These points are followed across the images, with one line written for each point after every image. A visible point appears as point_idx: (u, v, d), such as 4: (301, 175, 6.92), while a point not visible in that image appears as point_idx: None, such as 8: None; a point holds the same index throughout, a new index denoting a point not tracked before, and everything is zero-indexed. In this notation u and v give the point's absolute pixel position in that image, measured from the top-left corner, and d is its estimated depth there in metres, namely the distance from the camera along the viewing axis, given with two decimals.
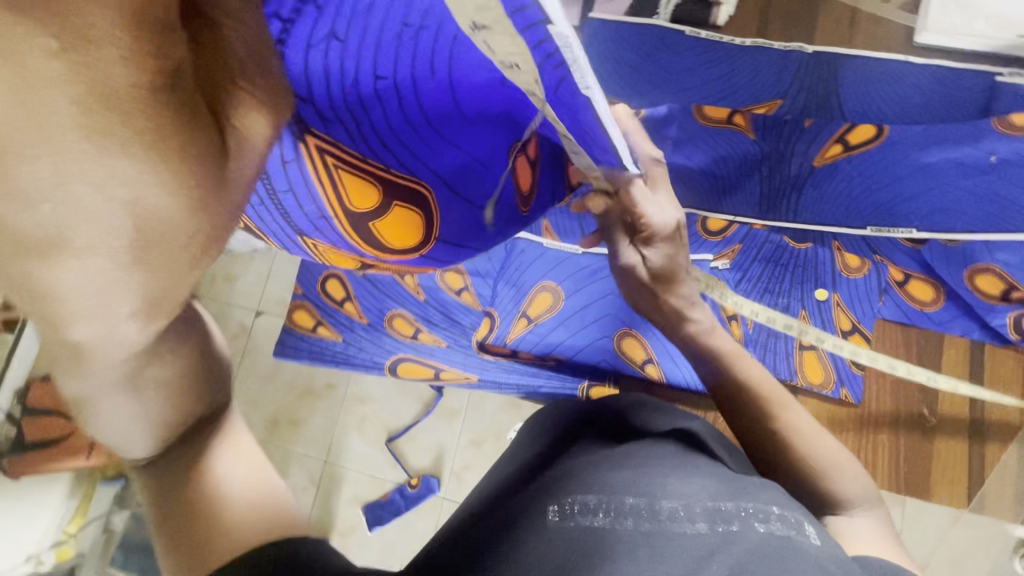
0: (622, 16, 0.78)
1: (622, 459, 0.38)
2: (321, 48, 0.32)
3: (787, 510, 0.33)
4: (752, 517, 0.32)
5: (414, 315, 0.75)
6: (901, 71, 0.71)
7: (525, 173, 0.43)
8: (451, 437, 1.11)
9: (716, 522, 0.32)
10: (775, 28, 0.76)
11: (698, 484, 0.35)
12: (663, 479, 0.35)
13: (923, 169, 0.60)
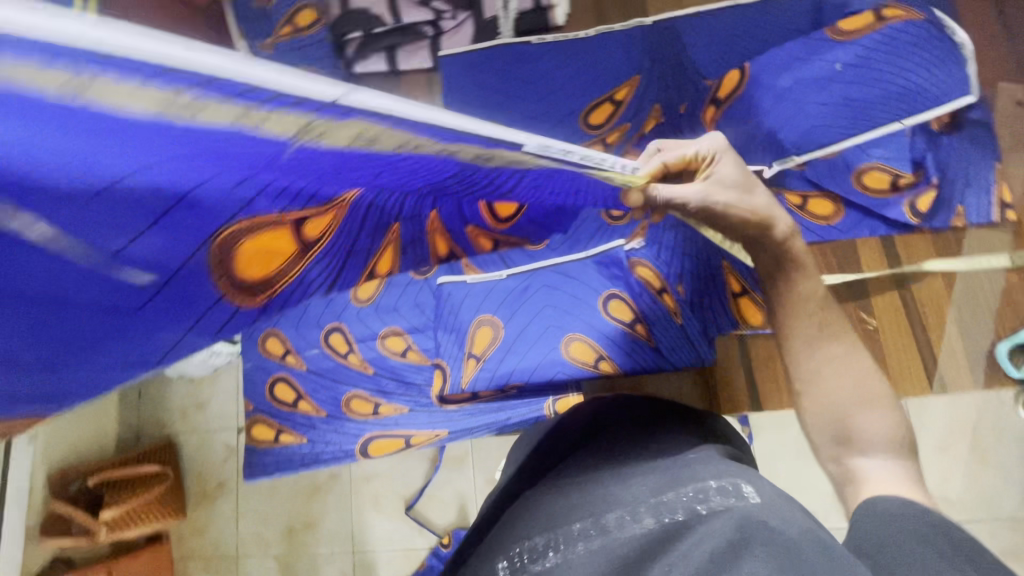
0: (470, 45, 0.80)
1: (578, 481, 0.41)
2: None
3: (727, 479, 0.34)
4: (694, 500, 0.33)
5: (370, 391, 0.75)
6: (741, 14, 0.75)
7: (312, 228, 0.37)
8: (468, 484, 1.09)
9: (662, 516, 0.34)
10: (611, 12, 0.80)
11: (642, 486, 0.37)
12: (612, 490, 0.38)
13: (780, 93, 0.68)
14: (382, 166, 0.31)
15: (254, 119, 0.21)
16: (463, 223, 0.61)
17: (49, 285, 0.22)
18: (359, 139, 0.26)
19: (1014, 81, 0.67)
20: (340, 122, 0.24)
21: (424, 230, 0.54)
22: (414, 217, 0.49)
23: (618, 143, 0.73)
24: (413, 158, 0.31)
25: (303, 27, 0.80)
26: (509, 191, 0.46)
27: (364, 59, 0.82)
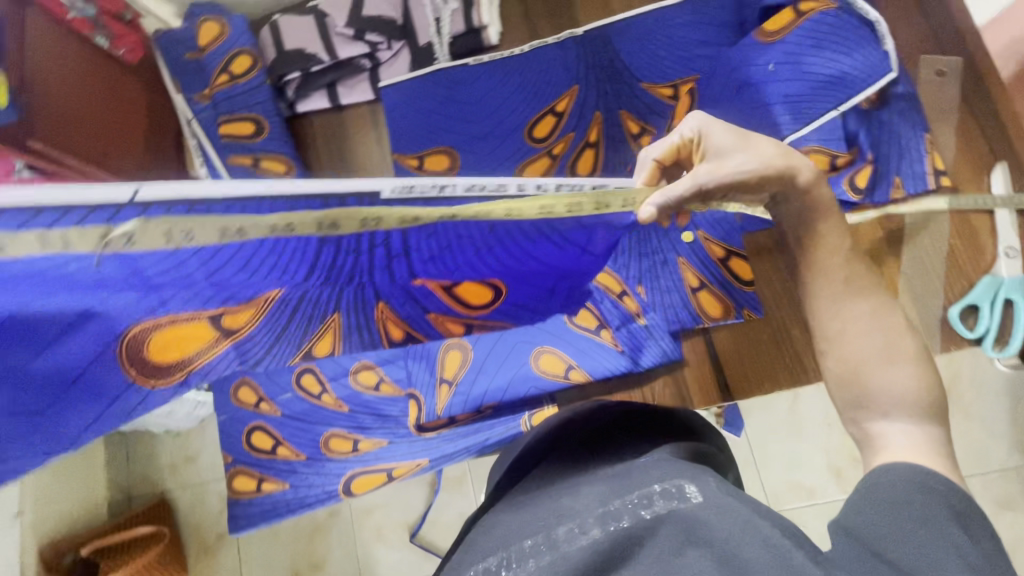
0: (409, 73, 0.81)
1: (534, 506, 0.40)
2: None
3: (669, 481, 0.34)
4: (639, 507, 0.33)
5: (348, 429, 0.74)
6: (666, 17, 0.77)
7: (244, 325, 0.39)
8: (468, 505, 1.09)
9: (608, 525, 0.33)
10: (542, 26, 0.81)
11: (591, 496, 0.37)
12: (562, 504, 0.37)
13: (720, 97, 0.73)
14: (258, 265, 0.30)
15: (60, 242, 0.23)
16: (427, 316, 0.50)
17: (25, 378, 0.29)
18: (177, 239, 0.25)
19: (933, 53, 0.70)
20: (152, 225, 0.24)
21: (369, 307, 0.44)
22: (360, 308, 0.43)
23: (563, 155, 0.76)
24: (284, 246, 0.29)
25: (238, 74, 0.78)
26: (464, 253, 0.39)
27: (305, 97, 0.82)
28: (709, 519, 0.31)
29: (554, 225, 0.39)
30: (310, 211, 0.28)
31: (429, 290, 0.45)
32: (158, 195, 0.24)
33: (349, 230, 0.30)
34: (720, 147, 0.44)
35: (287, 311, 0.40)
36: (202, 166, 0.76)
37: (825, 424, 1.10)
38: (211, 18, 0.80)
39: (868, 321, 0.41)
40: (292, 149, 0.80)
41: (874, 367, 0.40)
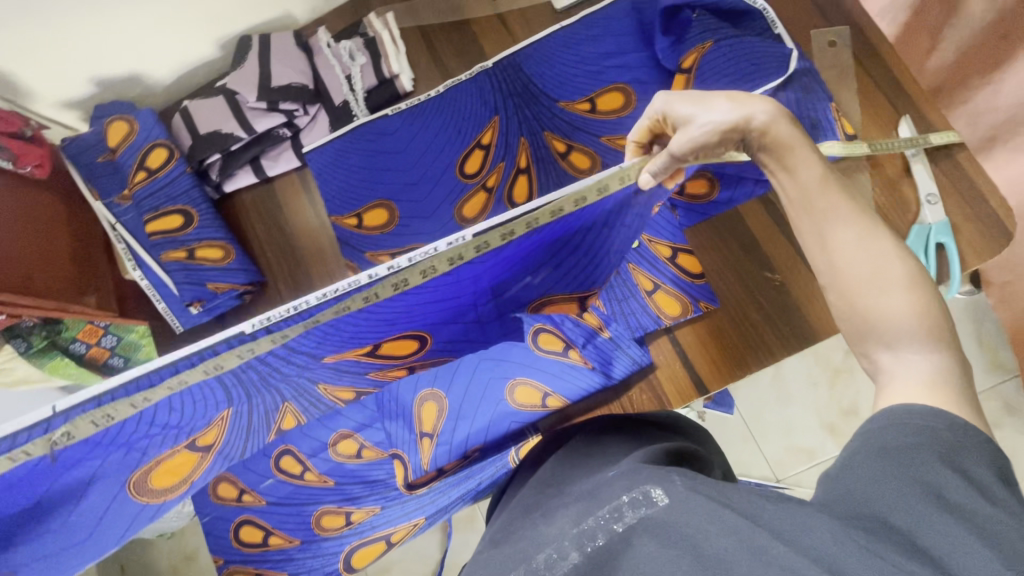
0: (330, 134, 0.81)
1: (515, 537, 0.40)
2: (116, 463, 0.44)
3: (635, 487, 0.33)
4: (610, 521, 0.33)
5: (337, 503, 0.72)
6: (568, 36, 0.79)
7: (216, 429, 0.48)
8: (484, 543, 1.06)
9: (584, 546, 0.33)
10: (452, 65, 0.82)
11: (565, 519, 0.35)
12: (538, 532, 0.36)
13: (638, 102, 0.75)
14: (181, 404, 0.41)
15: (55, 444, 0.37)
16: (364, 372, 0.53)
17: (169, 459, 0.48)
18: (102, 420, 0.38)
19: (822, 27, 0.74)
20: (77, 422, 0.37)
21: (311, 389, 0.52)
22: (300, 386, 0.50)
23: (498, 185, 0.76)
24: (192, 390, 0.40)
25: (155, 168, 0.76)
26: (352, 323, 0.43)
27: (230, 177, 0.81)
28: (677, 520, 0.31)
29: (444, 284, 0.43)
30: (190, 368, 0.38)
31: (354, 359, 0.49)
32: (73, 404, 0.37)
33: (234, 364, 0.40)
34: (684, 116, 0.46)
35: (246, 412, 0.49)
36: (136, 270, 0.74)
37: (810, 386, 1.12)
38: (118, 117, 0.77)
39: (856, 249, 0.41)
40: (229, 233, 0.77)
41: (861, 295, 0.41)
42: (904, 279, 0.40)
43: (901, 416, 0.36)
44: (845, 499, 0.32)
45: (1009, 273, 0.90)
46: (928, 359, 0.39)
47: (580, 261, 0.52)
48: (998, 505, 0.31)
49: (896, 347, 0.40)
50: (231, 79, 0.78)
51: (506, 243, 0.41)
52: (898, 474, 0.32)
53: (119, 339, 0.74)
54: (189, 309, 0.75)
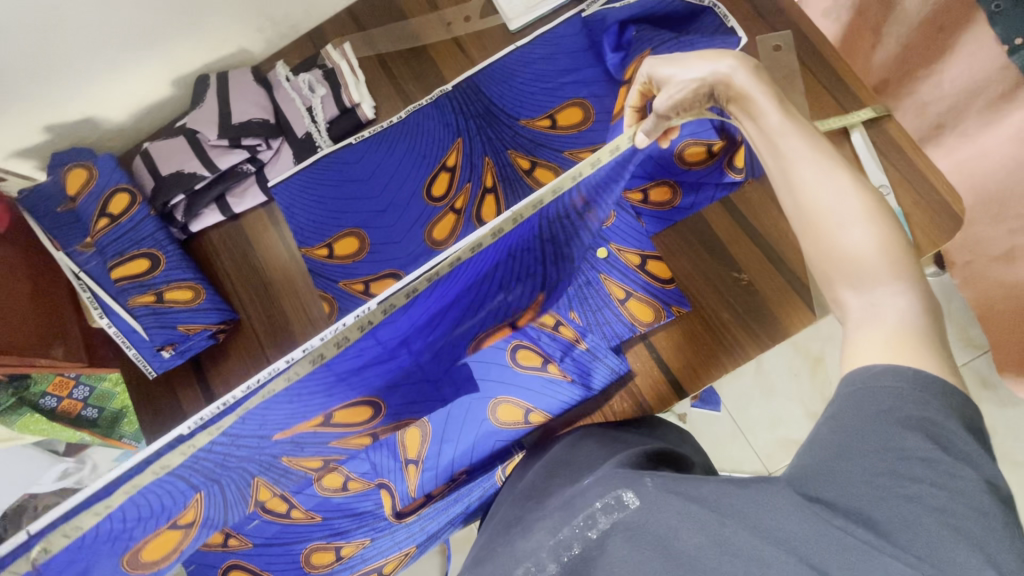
0: (295, 166, 0.80)
1: (498, 550, 0.43)
2: (99, 557, 0.42)
3: (608, 494, 0.38)
4: (586, 529, 0.38)
5: (326, 539, 0.70)
6: (524, 55, 0.80)
7: (193, 507, 0.47)
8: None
9: (561, 555, 0.38)
10: (412, 90, 0.83)
11: (542, 530, 0.40)
12: (516, 545, 0.41)
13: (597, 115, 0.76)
14: (145, 505, 0.41)
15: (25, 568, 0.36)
16: (328, 441, 0.53)
17: (158, 537, 0.47)
18: (71, 531, 0.37)
19: (766, 32, 0.77)
20: (49, 538, 0.37)
21: (274, 463, 0.51)
22: (265, 466, 0.50)
23: (466, 207, 0.76)
24: (152, 489, 0.40)
25: (118, 214, 0.75)
26: (286, 402, 0.43)
27: (196, 216, 0.80)
28: (649, 521, 0.36)
29: (367, 348, 0.45)
30: (140, 471, 0.39)
31: (311, 432, 0.50)
32: (43, 524, 0.36)
33: (180, 461, 0.40)
34: (668, 75, 0.51)
35: (219, 490, 0.48)
36: (104, 318, 0.72)
37: (791, 377, 1.14)
38: (75, 165, 0.76)
39: (816, 183, 0.39)
40: (198, 273, 0.76)
41: (825, 232, 0.39)
42: (863, 208, 0.38)
43: (881, 374, 0.34)
44: (813, 482, 0.33)
45: (968, 252, 0.94)
46: (903, 295, 0.37)
47: (512, 283, 0.53)
48: (962, 462, 0.31)
49: (866, 286, 0.38)
50: (191, 119, 0.77)
51: (413, 299, 0.44)
52: (868, 441, 0.33)
53: (92, 390, 0.73)
54: (162, 354, 0.74)
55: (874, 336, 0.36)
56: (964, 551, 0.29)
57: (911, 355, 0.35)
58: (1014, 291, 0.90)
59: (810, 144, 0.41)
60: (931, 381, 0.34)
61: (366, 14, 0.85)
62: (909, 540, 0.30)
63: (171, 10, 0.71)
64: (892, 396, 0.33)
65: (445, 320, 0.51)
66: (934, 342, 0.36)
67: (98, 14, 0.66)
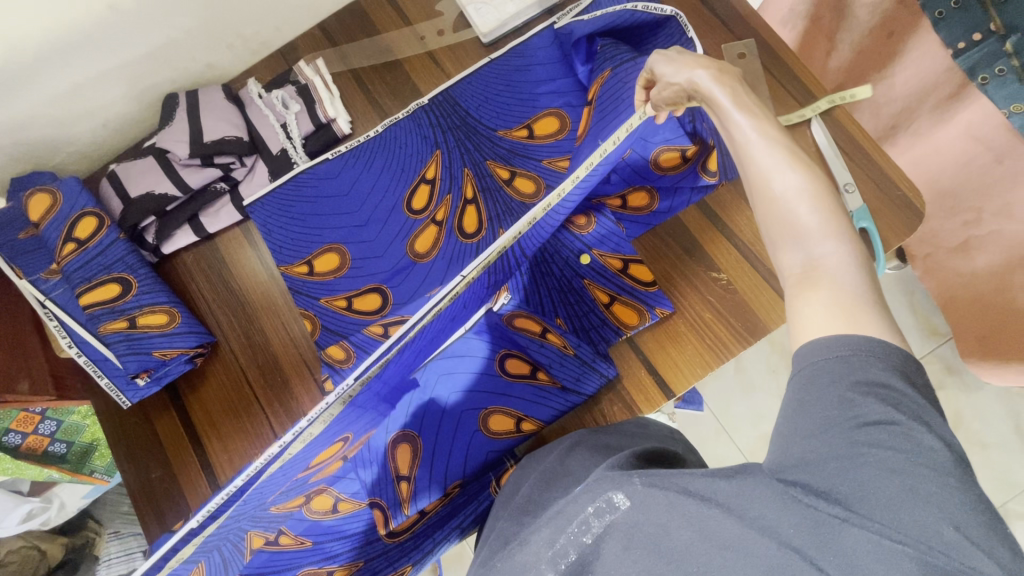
0: (270, 183, 0.79)
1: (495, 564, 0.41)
2: None
3: (599, 496, 0.37)
4: (582, 535, 0.37)
5: (317, 564, 0.67)
6: (499, 68, 0.81)
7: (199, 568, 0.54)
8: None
9: (559, 564, 0.37)
10: (388, 104, 0.83)
11: (539, 539, 0.37)
12: (516, 557, 0.38)
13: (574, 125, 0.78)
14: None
15: None
16: (305, 479, 0.59)
17: None
18: None
19: (731, 41, 0.80)
20: None
21: (264, 512, 0.59)
22: (253, 517, 0.57)
23: (447, 218, 0.76)
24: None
25: (85, 239, 0.71)
26: (274, 480, 0.53)
27: (168, 238, 0.77)
28: (642, 520, 0.36)
29: (339, 426, 0.54)
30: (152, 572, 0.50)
31: (300, 477, 0.57)
32: None
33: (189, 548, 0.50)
34: (663, 73, 0.55)
35: (218, 552, 0.56)
36: (73, 347, 0.69)
37: (770, 372, 1.17)
38: (39, 189, 0.73)
39: (763, 152, 0.45)
40: (173, 296, 0.74)
41: (778, 200, 0.44)
42: (804, 182, 0.43)
43: (829, 345, 0.39)
44: (789, 466, 0.36)
45: (927, 246, 1.03)
46: (839, 250, 0.42)
47: (463, 315, 0.61)
48: (914, 420, 0.35)
49: (807, 245, 0.42)
50: (160, 139, 0.76)
51: (384, 368, 0.53)
52: (826, 415, 0.37)
53: (59, 424, 0.74)
54: (136, 381, 0.71)
55: (824, 287, 0.41)
56: (915, 507, 0.32)
57: (860, 322, 0.39)
58: (972, 280, 0.97)
59: (759, 127, 0.46)
60: (881, 349, 0.38)
61: (337, 30, 0.85)
62: (872, 508, 0.33)
63: (136, 28, 0.70)
64: (851, 381, 0.37)
65: (417, 345, 0.56)
66: (878, 304, 0.40)
67: (61, 34, 0.64)
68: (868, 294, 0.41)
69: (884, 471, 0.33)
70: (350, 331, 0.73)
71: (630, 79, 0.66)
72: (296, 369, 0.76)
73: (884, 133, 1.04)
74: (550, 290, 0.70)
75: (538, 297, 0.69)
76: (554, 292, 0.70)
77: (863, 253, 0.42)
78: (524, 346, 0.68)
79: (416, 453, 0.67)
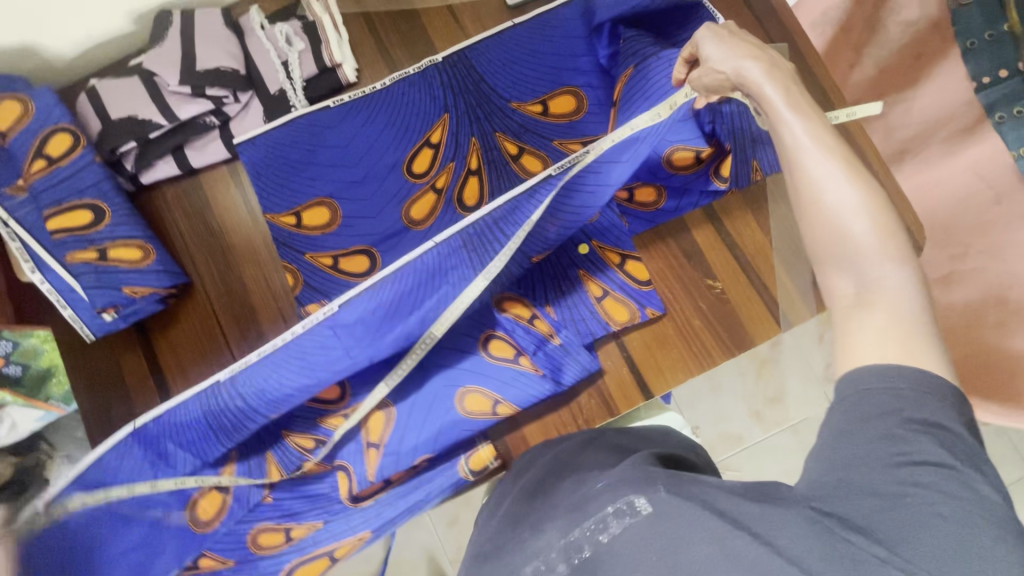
0: (265, 124, 0.74)
1: (507, 549, 0.42)
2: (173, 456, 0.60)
3: (620, 498, 0.37)
4: (596, 532, 0.37)
5: (276, 519, 0.66)
6: (521, 35, 0.77)
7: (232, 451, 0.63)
8: (430, 540, 1.02)
9: (572, 557, 0.37)
10: (400, 56, 0.78)
11: (553, 526, 0.39)
12: (528, 543, 0.40)
13: (592, 109, 0.75)
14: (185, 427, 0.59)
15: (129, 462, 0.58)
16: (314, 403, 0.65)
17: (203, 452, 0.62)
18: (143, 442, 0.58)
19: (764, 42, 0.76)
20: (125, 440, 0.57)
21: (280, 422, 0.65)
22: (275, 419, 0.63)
23: (447, 187, 0.73)
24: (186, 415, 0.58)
25: (57, 158, 0.67)
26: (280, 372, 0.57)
27: (148, 167, 0.73)
28: (664, 527, 0.35)
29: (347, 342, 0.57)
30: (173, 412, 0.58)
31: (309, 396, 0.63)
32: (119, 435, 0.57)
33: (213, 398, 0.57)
34: (707, 56, 0.52)
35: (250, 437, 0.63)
36: (36, 273, 0.64)
37: (739, 375, 1.19)
38: (6, 95, 0.66)
39: (817, 168, 0.43)
40: (148, 231, 0.70)
41: (832, 219, 0.42)
42: (857, 199, 0.42)
43: (882, 374, 0.38)
44: (820, 495, 0.35)
45: None
46: (898, 275, 0.41)
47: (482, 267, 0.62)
48: (969, 465, 0.34)
49: (864, 266, 0.42)
50: (148, 59, 0.70)
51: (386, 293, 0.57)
52: (869, 448, 0.35)
53: (14, 345, 0.61)
54: (102, 317, 0.67)
55: (876, 310, 0.41)
56: (961, 557, 0.31)
57: (918, 352, 0.39)
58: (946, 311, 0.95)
59: (810, 130, 0.44)
60: (936, 383, 0.38)
61: None
62: (918, 555, 0.32)
63: None
64: (892, 406, 0.37)
65: (397, 315, 0.58)
66: (933, 331, 0.40)
67: None
68: (923, 320, 0.40)
69: (933, 516, 0.32)
70: (332, 291, 0.71)
71: (651, 73, 0.64)
72: (273, 320, 0.74)
73: (893, 157, 1.04)
74: (547, 277, 0.69)
75: (540, 286, 0.69)
76: (553, 282, 0.69)
77: (922, 276, 0.42)
78: (512, 330, 0.67)
79: (391, 426, 0.67)
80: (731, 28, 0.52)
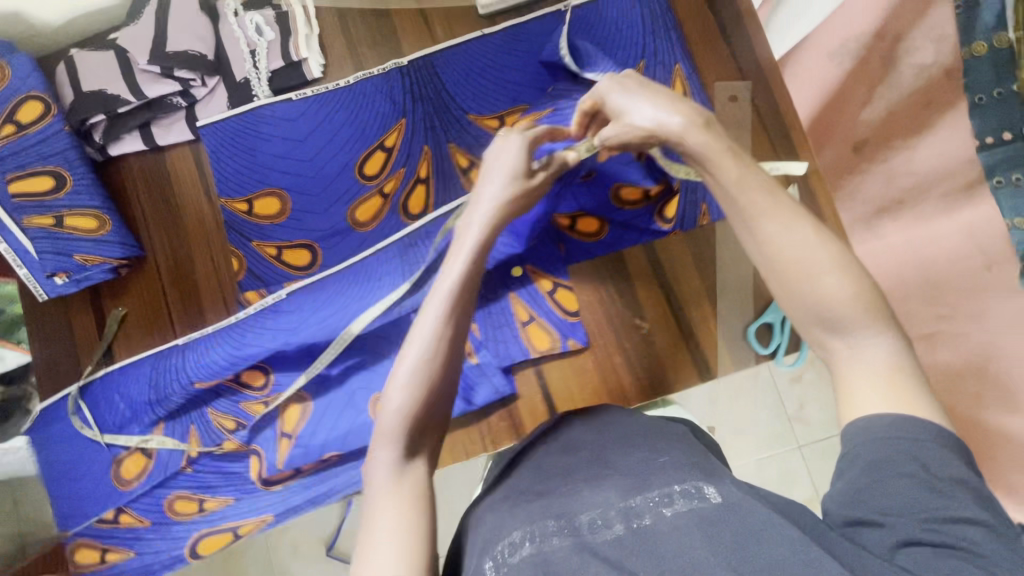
0: (227, 111, 0.76)
1: (538, 502, 0.41)
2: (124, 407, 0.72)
3: (690, 482, 0.38)
4: (662, 503, 0.37)
5: (192, 489, 0.71)
6: (489, 45, 0.76)
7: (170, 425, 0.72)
8: None
9: (630, 521, 0.36)
10: (367, 55, 0.78)
11: (610, 489, 0.40)
12: (582, 495, 0.40)
13: None
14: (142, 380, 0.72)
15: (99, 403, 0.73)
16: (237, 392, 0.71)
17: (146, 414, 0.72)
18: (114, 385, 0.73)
19: (737, 79, 0.74)
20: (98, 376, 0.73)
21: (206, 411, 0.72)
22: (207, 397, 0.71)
23: (395, 192, 0.74)
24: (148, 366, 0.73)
25: (27, 124, 0.70)
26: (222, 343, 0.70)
27: (116, 140, 0.76)
28: (732, 514, 0.34)
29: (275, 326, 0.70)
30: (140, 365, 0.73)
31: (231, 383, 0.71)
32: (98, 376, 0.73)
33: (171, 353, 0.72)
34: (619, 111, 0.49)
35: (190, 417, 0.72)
36: None
37: None
38: None
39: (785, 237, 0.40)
40: (106, 202, 0.73)
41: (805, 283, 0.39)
42: (833, 260, 0.39)
43: (889, 423, 0.36)
44: (856, 519, 0.34)
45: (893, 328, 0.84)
46: (882, 342, 0.38)
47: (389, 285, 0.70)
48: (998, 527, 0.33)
49: (844, 332, 0.38)
50: (123, 36, 0.73)
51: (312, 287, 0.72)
52: (904, 489, 0.34)
53: None
54: (55, 279, 0.72)
55: (861, 378, 0.38)
56: None
57: (913, 400, 0.36)
58: None
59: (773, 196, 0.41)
60: (943, 436, 0.35)
61: None
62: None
63: None
64: (909, 445, 0.35)
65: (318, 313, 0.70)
66: (921, 382, 0.38)
67: None
68: (912, 373, 0.38)
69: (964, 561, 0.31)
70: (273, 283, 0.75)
71: None
72: (216, 301, 0.77)
73: None
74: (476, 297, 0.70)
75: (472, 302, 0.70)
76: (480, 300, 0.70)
77: (904, 338, 0.39)
78: None
79: (306, 419, 0.70)
80: (638, 79, 0.50)
